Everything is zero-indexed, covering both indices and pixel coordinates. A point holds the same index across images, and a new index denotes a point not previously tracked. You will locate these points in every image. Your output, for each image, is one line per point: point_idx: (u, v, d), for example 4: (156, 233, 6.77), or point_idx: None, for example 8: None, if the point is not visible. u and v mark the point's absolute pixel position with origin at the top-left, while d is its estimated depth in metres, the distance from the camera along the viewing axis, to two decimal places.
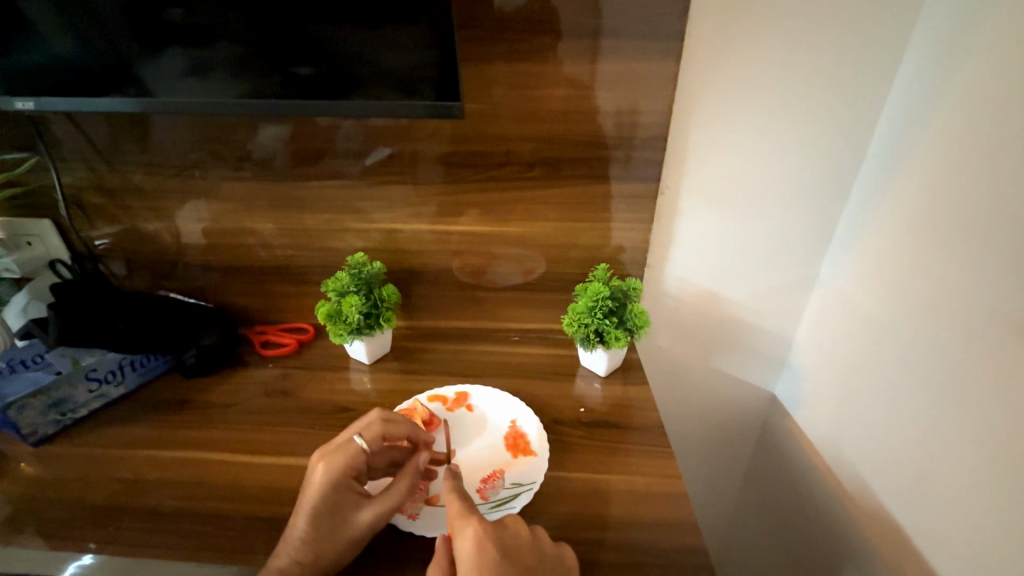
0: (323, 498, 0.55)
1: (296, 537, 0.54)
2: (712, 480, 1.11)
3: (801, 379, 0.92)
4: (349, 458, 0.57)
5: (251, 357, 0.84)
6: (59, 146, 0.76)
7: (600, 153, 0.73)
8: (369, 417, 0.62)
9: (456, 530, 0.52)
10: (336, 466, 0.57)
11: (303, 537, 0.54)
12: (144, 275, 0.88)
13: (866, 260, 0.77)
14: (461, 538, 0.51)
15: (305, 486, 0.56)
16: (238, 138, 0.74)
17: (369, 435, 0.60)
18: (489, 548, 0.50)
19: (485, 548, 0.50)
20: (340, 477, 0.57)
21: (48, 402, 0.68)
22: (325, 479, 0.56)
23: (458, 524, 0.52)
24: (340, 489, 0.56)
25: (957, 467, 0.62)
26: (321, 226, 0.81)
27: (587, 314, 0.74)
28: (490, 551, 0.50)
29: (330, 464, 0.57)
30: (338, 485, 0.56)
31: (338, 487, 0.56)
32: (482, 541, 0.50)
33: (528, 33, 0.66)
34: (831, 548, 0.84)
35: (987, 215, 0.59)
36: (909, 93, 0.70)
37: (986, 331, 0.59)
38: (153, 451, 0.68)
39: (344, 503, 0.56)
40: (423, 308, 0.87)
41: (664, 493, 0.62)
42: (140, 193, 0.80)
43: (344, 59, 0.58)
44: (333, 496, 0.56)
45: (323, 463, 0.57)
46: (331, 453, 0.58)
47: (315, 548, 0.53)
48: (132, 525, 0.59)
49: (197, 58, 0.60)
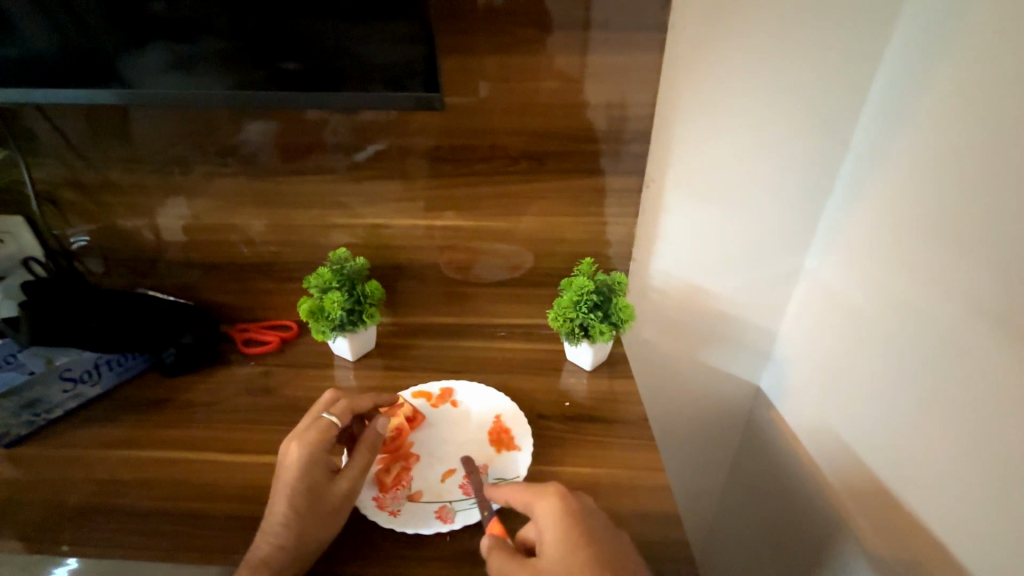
0: (302, 474, 0.55)
1: (278, 520, 0.54)
2: (697, 474, 1.12)
3: (785, 373, 0.93)
4: (322, 432, 0.58)
5: (233, 355, 0.83)
6: (33, 141, 0.74)
7: (587, 146, 0.73)
8: (326, 397, 0.64)
9: (533, 501, 0.54)
10: (310, 441, 0.57)
11: (286, 517, 0.54)
12: (122, 272, 0.86)
13: (850, 253, 0.78)
14: (541, 506, 0.53)
15: (281, 468, 0.56)
16: (219, 132, 0.73)
17: (338, 410, 0.61)
18: (575, 508, 0.53)
19: (572, 509, 0.52)
20: (316, 450, 0.57)
21: (20, 403, 0.67)
22: (301, 455, 0.56)
23: (534, 495, 0.54)
24: (317, 464, 0.57)
25: (941, 459, 0.62)
26: (304, 222, 0.80)
27: (571, 308, 0.74)
28: (568, 521, 0.51)
29: (304, 440, 0.57)
30: (315, 459, 0.57)
31: (315, 461, 0.57)
32: (561, 510, 0.52)
33: (515, 27, 0.65)
34: (815, 540, 0.84)
35: (972, 207, 0.59)
36: (890, 88, 0.71)
37: (971, 320, 0.59)
38: (130, 451, 0.67)
39: (320, 478, 0.56)
40: (407, 303, 0.87)
41: (650, 486, 0.62)
42: (117, 189, 0.78)
43: (330, 53, 0.58)
44: (311, 473, 0.56)
45: (297, 441, 0.57)
46: (302, 432, 0.58)
47: (300, 527, 0.53)
48: (109, 527, 0.58)
49: (180, 53, 0.58)
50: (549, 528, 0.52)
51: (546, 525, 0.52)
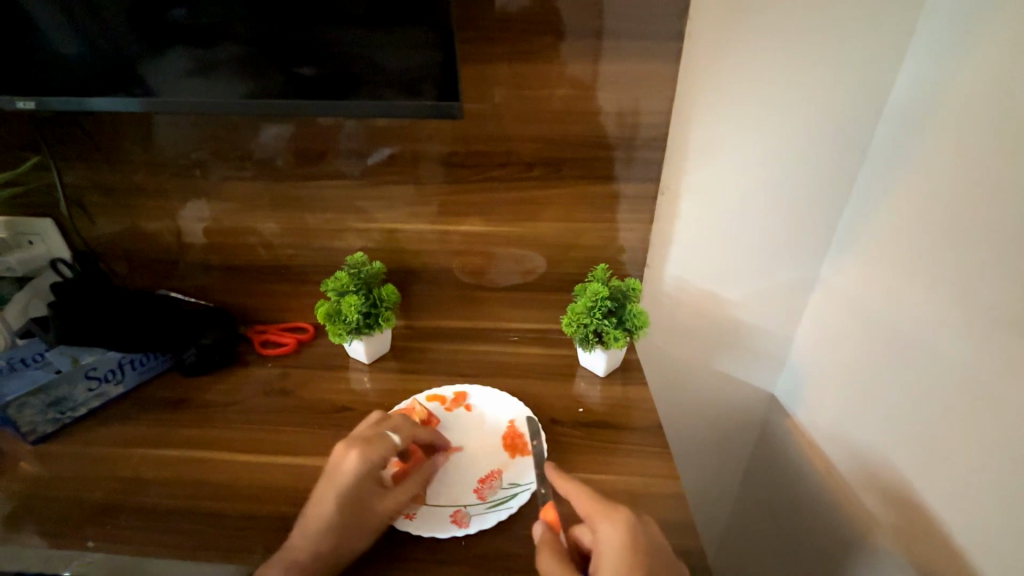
0: (353, 488, 0.57)
1: (313, 526, 0.55)
2: (712, 480, 1.11)
3: (801, 379, 0.92)
4: (384, 450, 0.59)
5: (251, 356, 0.84)
6: (61, 145, 0.76)
7: (602, 152, 0.73)
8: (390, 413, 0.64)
9: (597, 521, 0.53)
10: (371, 456, 0.58)
11: (323, 526, 0.55)
12: (144, 274, 0.88)
13: (866, 259, 0.77)
14: (605, 528, 0.53)
15: (334, 474, 0.57)
16: (240, 137, 0.74)
17: (403, 434, 0.62)
18: (635, 539, 0.51)
19: (630, 540, 0.51)
20: (371, 467, 0.58)
21: (47, 400, 0.68)
22: (358, 468, 0.57)
23: (600, 514, 0.54)
24: (370, 478, 0.58)
25: (957, 468, 0.62)
26: (322, 226, 0.81)
27: (585, 314, 0.74)
28: (636, 541, 0.51)
29: (366, 453, 0.58)
30: (368, 476, 0.57)
31: (368, 477, 0.57)
32: (627, 531, 0.52)
33: (531, 34, 0.66)
34: (832, 550, 0.83)
35: (988, 216, 0.59)
36: (910, 93, 0.70)
37: (985, 327, 0.59)
38: (152, 449, 0.68)
39: (368, 493, 0.57)
40: (422, 307, 0.87)
41: (662, 493, 0.62)
42: (142, 192, 0.80)
43: (347, 60, 0.59)
44: (360, 488, 0.57)
45: (358, 452, 0.58)
46: (365, 444, 0.59)
47: (334, 539, 0.54)
48: (131, 524, 0.60)
49: (202, 58, 0.60)
50: (611, 549, 0.51)
51: (606, 548, 0.51)
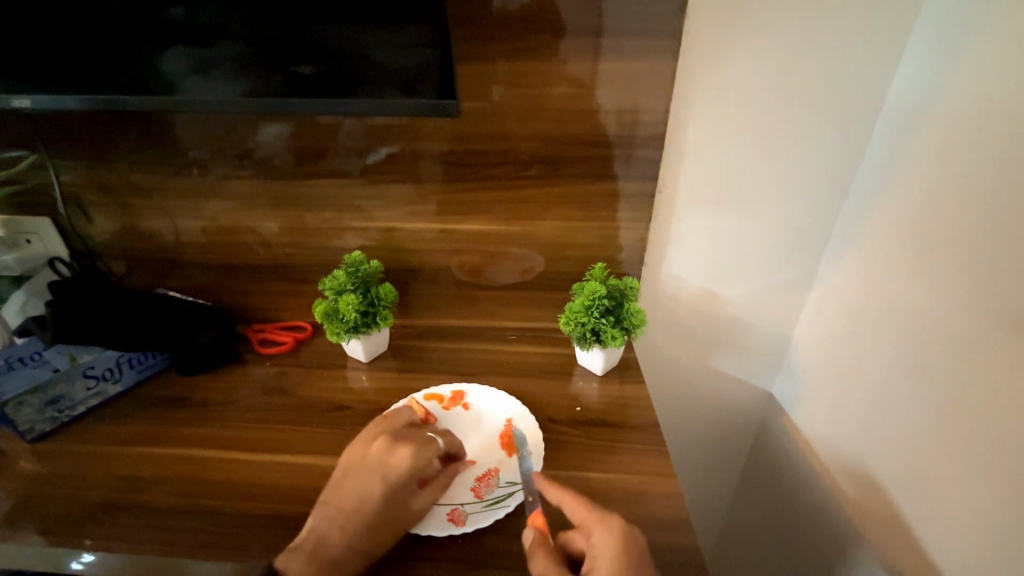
0: (393, 480, 0.59)
1: (341, 515, 0.56)
2: (710, 479, 1.11)
3: (798, 378, 0.92)
4: (428, 452, 0.62)
5: (249, 355, 0.84)
6: (59, 143, 0.76)
7: (600, 151, 0.73)
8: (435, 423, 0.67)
9: (592, 527, 0.53)
10: (416, 454, 0.61)
11: (353, 514, 0.56)
12: (142, 273, 0.88)
13: (863, 258, 0.77)
14: (599, 534, 0.53)
15: (377, 467, 0.60)
16: (238, 135, 0.74)
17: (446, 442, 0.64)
18: (628, 549, 0.51)
19: (624, 549, 0.51)
20: (414, 464, 0.60)
21: (45, 399, 0.68)
22: (403, 464, 0.60)
23: (595, 522, 0.54)
24: (411, 474, 0.60)
25: (954, 465, 0.61)
26: (320, 225, 0.81)
27: (583, 313, 0.74)
28: (630, 551, 0.51)
29: (412, 450, 0.61)
30: (409, 472, 0.60)
31: (409, 473, 0.60)
32: (622, 540, 0.52)
33: (529, 32, 0.66)
34: (829, 549, 0.83)
35: (985, 214, 0.59)
36: (908, 92, 0.70)
37: (983, 326, 0.59)
38: (150, 448, 0.68)
39: (405, 488, 0.59)
40: (420, 306, 0.87)
41: (659, 492, 0.62)
42: (140, 191, 0.80)
43: (345, 59, 0.59)
44: (400, 482, 0.59)
45: (405, 448, 0.61)
46: (411, 443, 0.62)
47: (362, 527, 0.56)
48: (128, 523, 0.60)
49: (200, 57, 0.60)
50: (605, 556, 0.51)
51: (600, 553, 0.51)
